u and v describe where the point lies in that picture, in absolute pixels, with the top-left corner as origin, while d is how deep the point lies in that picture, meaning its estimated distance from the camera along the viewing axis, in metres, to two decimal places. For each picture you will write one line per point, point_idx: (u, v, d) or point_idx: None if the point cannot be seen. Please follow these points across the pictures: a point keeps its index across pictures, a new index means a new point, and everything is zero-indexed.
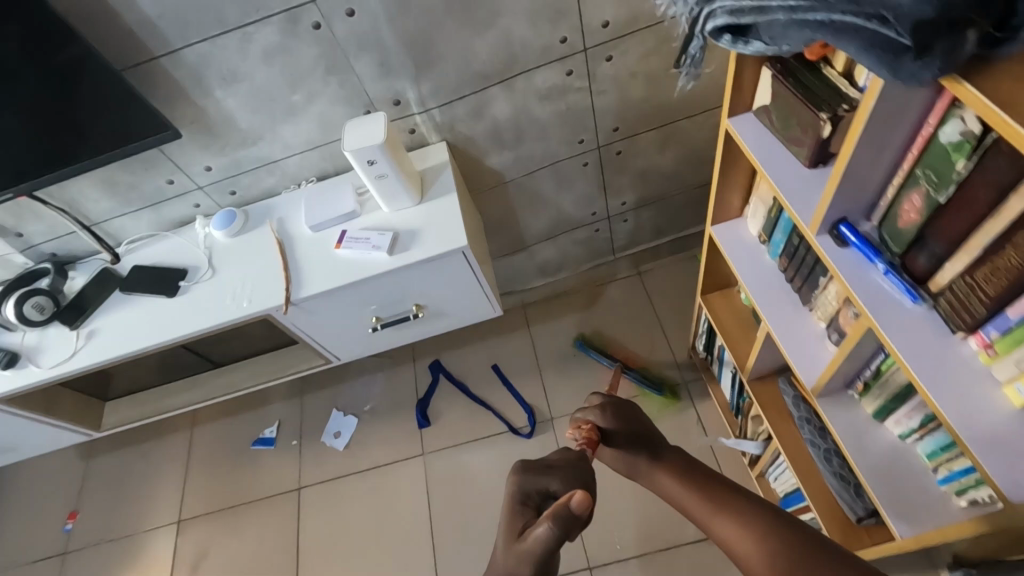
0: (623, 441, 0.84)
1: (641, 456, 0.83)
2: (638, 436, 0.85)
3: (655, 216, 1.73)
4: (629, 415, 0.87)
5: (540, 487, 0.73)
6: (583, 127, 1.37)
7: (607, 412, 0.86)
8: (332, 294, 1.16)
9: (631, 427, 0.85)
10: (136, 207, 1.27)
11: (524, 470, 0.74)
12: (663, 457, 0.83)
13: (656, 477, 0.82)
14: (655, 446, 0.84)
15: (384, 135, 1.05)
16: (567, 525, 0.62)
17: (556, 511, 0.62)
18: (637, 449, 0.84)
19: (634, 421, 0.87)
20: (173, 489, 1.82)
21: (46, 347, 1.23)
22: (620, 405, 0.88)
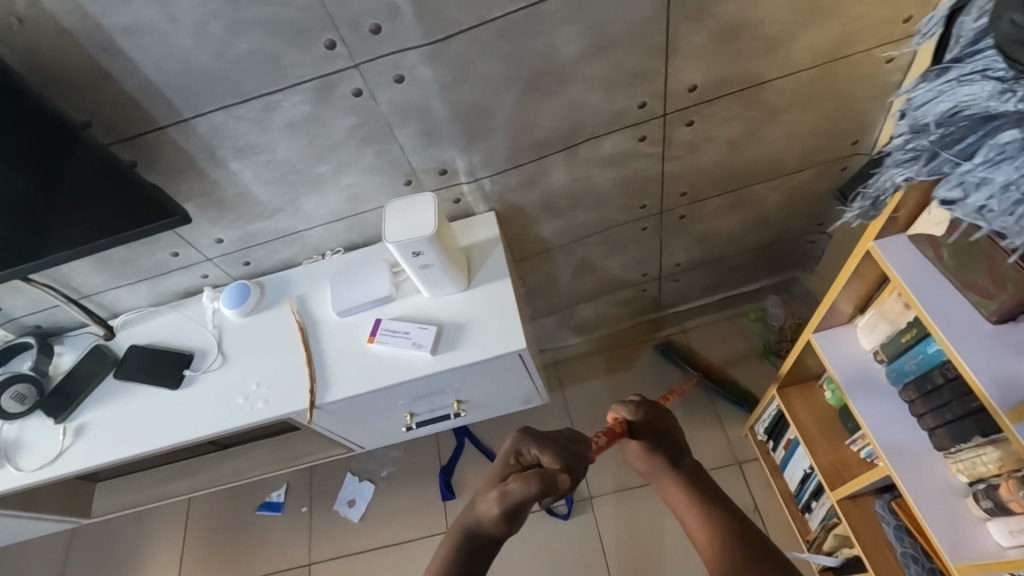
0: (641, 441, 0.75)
1: (658, 452, 0.74)
2: (662, 438, 0.76)
3: (709, 276, 1.57)
4: (662, 421, 0.78)
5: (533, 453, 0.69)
6: (647, 193, 1.20)
7: (641, 411, 0.78)
8: (363, 397, 0.99)
9: (658, 430, 0.76)
10: (133, 280, 1.11)
11: (523, 433, 0.71)
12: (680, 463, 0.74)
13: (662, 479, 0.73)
14: (677, 451, 0.75)
15: (434, 225, 0.89)
16: (544, 490, 0.63)
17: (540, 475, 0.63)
18: (654, 447, 0.75)
19: (664, 424, 0.77)
20: (170, 557, 1.66)
21: (27, 444, 1.06)
22: (655, 406, 0.79)
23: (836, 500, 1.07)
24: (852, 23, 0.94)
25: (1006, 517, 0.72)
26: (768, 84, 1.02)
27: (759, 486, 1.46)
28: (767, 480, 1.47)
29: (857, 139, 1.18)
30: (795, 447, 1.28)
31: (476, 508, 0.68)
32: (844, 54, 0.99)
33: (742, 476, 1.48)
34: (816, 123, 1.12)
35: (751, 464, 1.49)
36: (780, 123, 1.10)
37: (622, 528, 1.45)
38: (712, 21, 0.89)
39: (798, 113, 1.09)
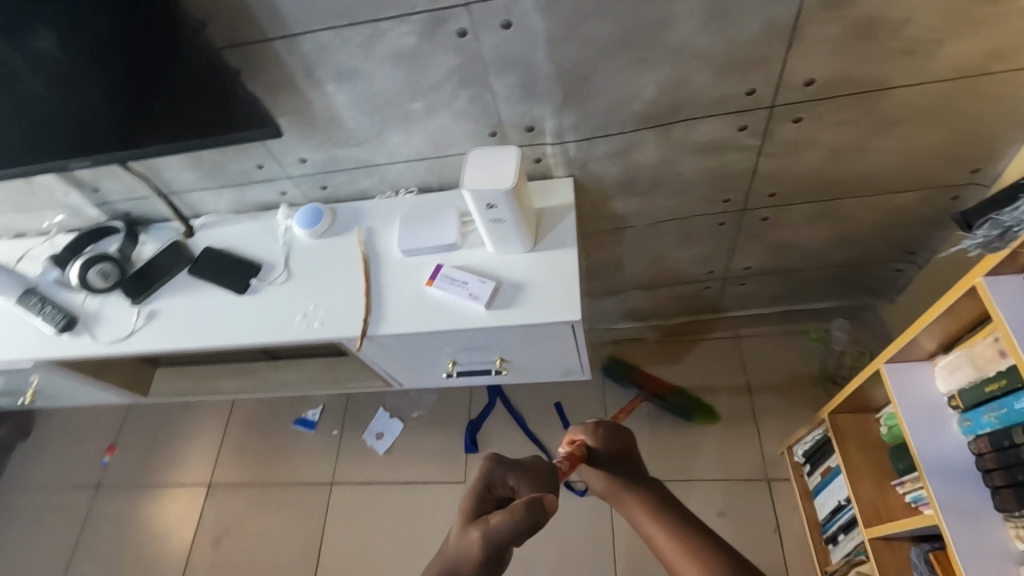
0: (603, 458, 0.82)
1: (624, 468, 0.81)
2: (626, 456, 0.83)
3: (778, 286, 1.50)
4: (623, 443, 0.84)
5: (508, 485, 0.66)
6: (733, 187, 1.14)
7: (601, 432, 0.84)
8: (413, 337, 1.00)
9: (624, 448, 0.83)
10: (218, 184, 1.15)
11: (495, 462, 0.67)
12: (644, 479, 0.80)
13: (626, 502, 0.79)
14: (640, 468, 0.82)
15: (514, 179, 0.87)
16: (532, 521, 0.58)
17: (525, 502, 0.58)
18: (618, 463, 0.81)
19: (626, 443, 0.84)
20: (208, 448, 1.79)
21: (105, 318, 1.14)
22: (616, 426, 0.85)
23: (868, 538, 1.02)
24: (1008, 36, 0.85)
25: None
26: (894, 91, 0.94)
27: (786, 507, 1.42)
28: (795, 503, 1.42)
29: (978, 167, 1.08)
30: (834, 476, 1.23)
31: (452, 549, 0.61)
32: (989, 70, 0.90)
33: (770, 494, 1.44)
34: (938, 143, 1.03)
35: (782, 483, 1.45)
36: (898, 136, 1.02)
37: None
38: (849, 13, 0.82)
39: (921, 128, 1.00)
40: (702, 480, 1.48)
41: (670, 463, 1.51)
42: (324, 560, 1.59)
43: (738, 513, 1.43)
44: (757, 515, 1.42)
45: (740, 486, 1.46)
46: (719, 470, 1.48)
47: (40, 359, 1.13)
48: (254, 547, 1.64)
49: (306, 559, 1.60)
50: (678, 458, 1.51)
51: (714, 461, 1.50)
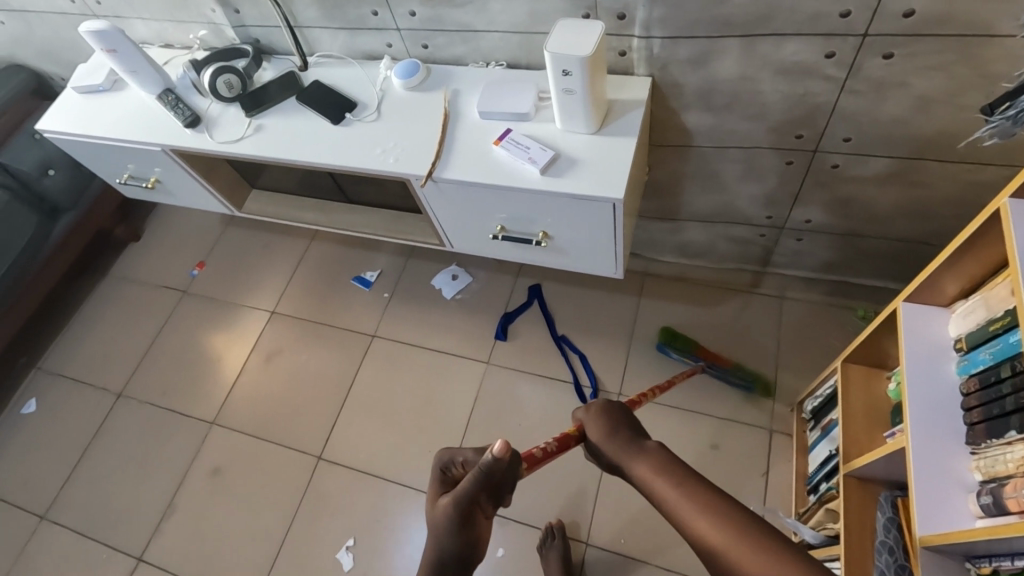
0: (598, 446, 0.87)
1: (629, 451, 0.84)
2: (625, 425, 0.88)
3: (833, 249, 1.49)
4: (615, 420, 0.89)
5: (461, 463, 0.82)
6: (807, 122, 1.14)
7: (597, 411, 0.90)
8: (470, 187, 1.12)
9: (620, 422, 0.88)
10: (337, 25, 1.29)
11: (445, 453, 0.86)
12: (646, 451, 0.83)
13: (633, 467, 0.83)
14: (643, 438, 0.86)
15: (593, 48, 0.94)
16: (498, 474, 0.72)
17: (484, 467, 0.71)
18: (616, 437, 0.86)
19: (619, 414, 0.89)
20: (278, 282, 2.04)
21: (222, 122, 1.33)
22: (608, 405, 0.90)
23: (842, 474, 1.07)
24: None
25: (1001, 515, 0.72)
26: (997, 41, 0.91)
27: (779, 458, 1.46)
28: (791, 455, 1.46)
29: None
30: (831, 429, 1.26)
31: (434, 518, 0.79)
32: None
33: (769, 441, 1.49)
34: None
35: (782, 437, 1.49)
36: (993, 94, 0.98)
37: None
38: None
39: None
40: (707, 414, 1.54)
41: (679, 393, 1.59)
42: (351, 398, 1.79)
43: (731, 450, 1.49)
44: (749, 459, 1.48)
45: (742, 428, 1.52)
46: (724, 409, 1.54)
47: (166, 145, 1.35)
48: (296, 371, 1.86)
49: (337, 392, 1.80)
50: (688, 390, 1.58)
51: (723, 401, 1.55)
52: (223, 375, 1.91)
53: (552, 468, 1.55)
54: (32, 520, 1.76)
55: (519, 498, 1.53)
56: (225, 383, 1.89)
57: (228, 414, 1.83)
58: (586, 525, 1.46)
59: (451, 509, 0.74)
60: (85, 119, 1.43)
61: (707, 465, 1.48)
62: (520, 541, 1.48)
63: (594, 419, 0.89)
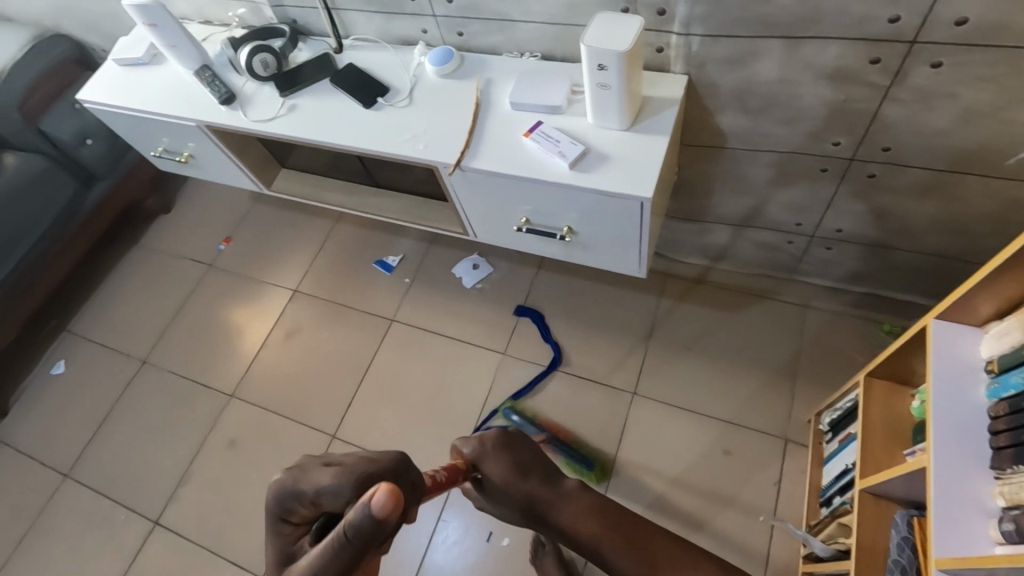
0: (502, 481, 0.95)
1: (544, 489, 0.95)
2: (524, 463, 0.97)
3: (863, 260, 1.46)
4: (519, 456, 0.98)
5: (314, 500, 0.63)
6: (846, 130, 1.12)
7: (498, 448, 0.98)
8: (498, 178, 1.11)
9: (522, 459, 0.98)
10: (373, 9, 1.29)
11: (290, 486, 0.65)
12: (555, 489, 0.95)
13: (542, 502, 0.93)
14: (546, 475, 0.97)
15: (630, 43, 0.93)
16: (368, 533, 0.55)
17: (350, 528, 0.55)
18: (525, 476, 0.95)
19: (520, 451, 0.98)
20: (302, 261, 2.07)
21: (256, 101, 1.34)
22: (504, 436, 1.00)
23: (858, 490, 1.05)
24: None
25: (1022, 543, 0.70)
26: None
27: (792, 469, 1.45)
28: (804, 466, 1.44)
29: None
30: (851, 442, 1.24)
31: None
32: None
33: (783, 450, 1.47)
34: None
35: (797, 447, 1.47)
36: None
37: (646, 432, 1.55)
38: None
39: None
40: (721, 419, 1.53)
41: (694, 396, 1.57)
42: (367, 380, 1.81)
43: (744, 456, 1.48)
44: (762, 466, 1.46)
45: (756, 435, 1.50)
46: (739, 415, 1.53)
47: (201, 121, 1.37)
48: (315, 350, 1.89)
49: (353, 373, 1.83)
50: (702, 394, 1.57)
51: (738, 407, 1.54)
52: (244, 349, 1.94)
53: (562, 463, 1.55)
54: (56, 478, 1.83)
55: None
56: (246, 357, 1.93)
57: (247, 387, 1.87)
58: None
59: None
60: (124, 90, 1.46)
61: (718, 470, 1.48)
62: (525, 532, 1.49)
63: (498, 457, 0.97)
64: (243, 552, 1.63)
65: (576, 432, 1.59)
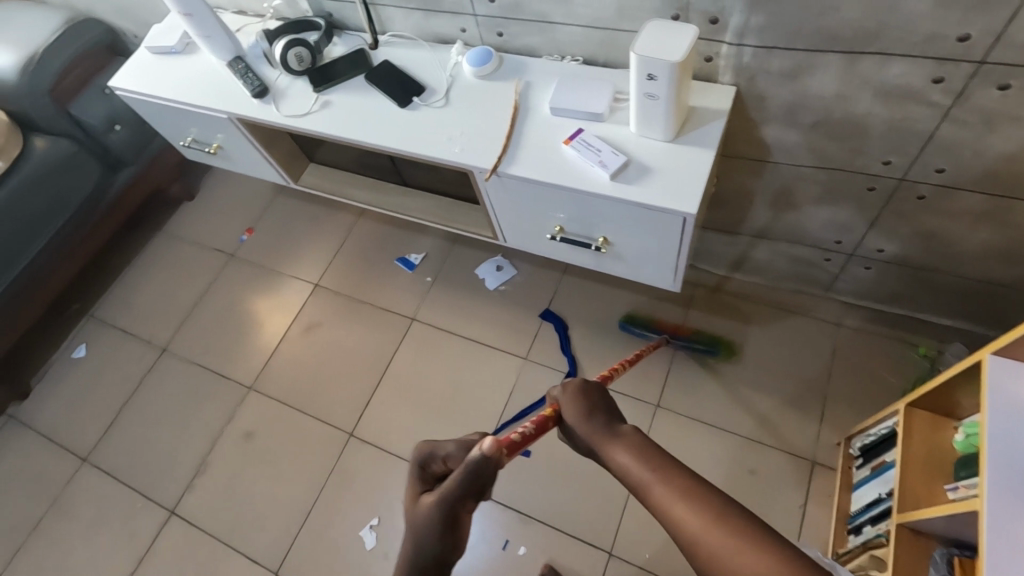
0: (574, 427, 0.84)
1: (605, 439, 0.80)
2: (604, 411, 0.84)
3: (903, 281, 1.41)
4: (593, 402, 0.85)
5: (444, 459, 0.75)
6: (899, 149, 1.07)
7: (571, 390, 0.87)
8: (535, 185, 1.08)
9: (598, 405, 0.85)
10: (411, 6, 1.26)
11: (424, 445, 0.78)
12: (624, 438, 0.79)
13: (608, 448, 0.79)
14: (620, 424, 0.82)
15: (684, 53, 0.89)
16: (484, 475, 0.66)
17: (466, 470, 0.66)
18: (593, 419, 0.83)
19: (596, 397, 0.86)
20: (324, 254, 2.05)
21: (289, 95, 1.32)
22: (583, 381, 0.88)
23: (895, 524, 1.02)
24: None
25: None
26: None
27: (818, 492, 1.41)
28: (832, 490, 1.41)
29: None
30: (884, 470, 1.20)
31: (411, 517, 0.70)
32: None
33: (810, 472, 1.44)
34: None
35: (825, 469, 1.43)
36: None
37: (670, 446, 1.52)
38: None
39: None
40: (746, 437, 1.50)
41: (720, 412, 1.54)
42: (386, 378, 1.79)
43: (769, 475, 1.45)
44: (787, 488, 1.43)
45: (783, 456, 1.47)
46: (766, 434, 1.50)
47: (233, 114, 1.35)
48: (334, 345, 1.88)
49: (372, 371, 1.81)
50: (728, 410, 1.54)
51: (765, 426, 1.51)
52: (264, 342, 1.93)
53: (582, 473, 1.53)
54: (74, 462, 1.83)
55: (546, 497, 1.52)
56: (266, 349, 1.92)
57: (266, 380, 1.87)
58: (611, 535, 1.45)
59: (435, 511, 0.67)
60: (156, 78, 1.44)
61: (742, 489, 1.45)
62: (543, 542, 1.47)
63: (569, 398, 0.86)
64: (258, 546, 1.62)
65: None
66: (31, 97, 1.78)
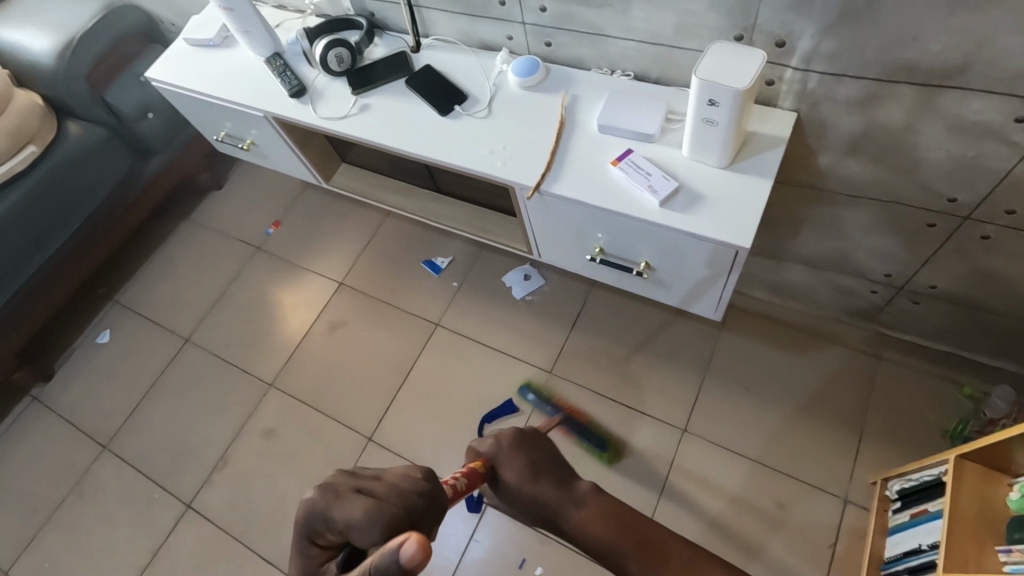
0: (520, 487, 0.99)
1: (556, 493, 0.97)
2: (544, 465, 1.02)
3: (954, 319, 1.35)
4: (535, 462, 1.01)
5: (340, 528, 0.66)
6: (967, 187, 1.01)
7: (514, 455, 1.02)
8: (579, 206, 1.04)
9: (538, 463, 1.02)
10: (457, 10, 1.22)
11: (309, 509, 0.68)
12: (571, 493, 0.98)
13: (558, 507, 0.96)
14: (563, 478, 1.00)
15: (749, 82, 0.84)
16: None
17: (376, 571, 0.57)
18: (537, 477, 0.99)
19: (535, 456, 1.03)
20: (350, 252, 2.03)
21: (327, 96, 1.29)
22: (523, 444, 1.04)
23: None
24: None
25: None
26: None
27: (849, 532, 1.36)
28: (864, 532, 1.36)
29: None
30: (927, 519, 1.16)
31: None
32: None
33: (841, 510, 1.39)
34: None
35: (857, 509, 1.38)
36: None
37: (695, 473, 1.48)
38: None
39: None
40: (776, 469, 1.45)
41: (750, 441, 1.49)
42: (407, 383, 1.77)
43: (797, 511, 1.40)
44: (816, 525, 1.38)
45: (813, 491, 1.42)
46: (796, 467, 1.45)
47: (270, 112, 1.32)
48: (356, 346, 1.86)
49: (393, 375, 1.79)
50: (758, 439, 1.49)
51: (796, 459, 1.46)
52: (286, 338, 1.92)
53: None
54: (95, 448, 1.84)
55: None
56: (288, 347, 1.91)
57: (287, 378, 1.85)
58: None
59: None
60: (194, 71, 1.42)
61: (768, 523, 1.40)
62: (559, 564, 1.44)
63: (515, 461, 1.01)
64: (271, 546, 1.62)
65: (622, 464, 1.53)
66: (66, 84, 1.76)
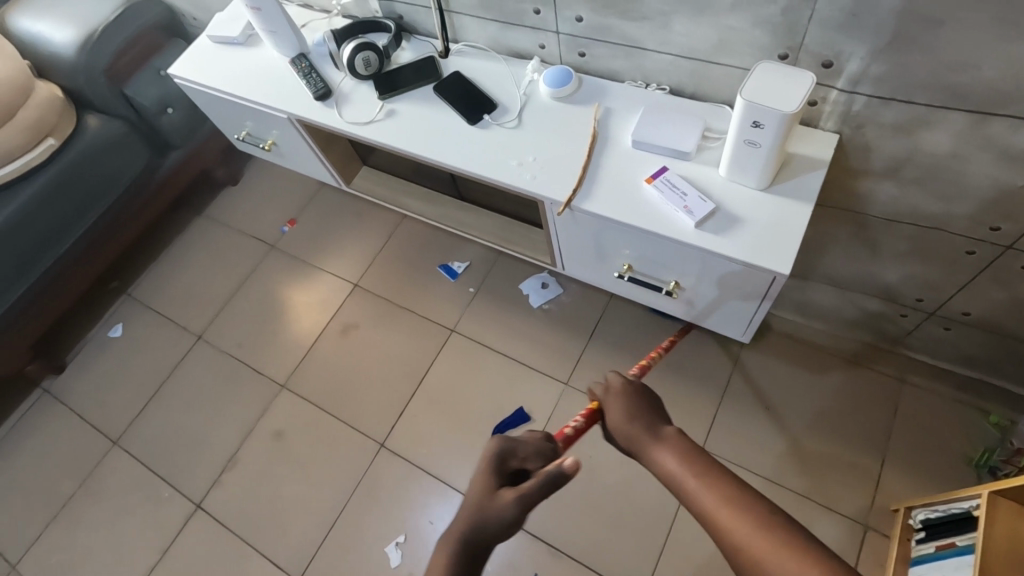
0: (617, 427, 0.84)
1: (647, 437, 0.80)
2: (649, 410, 0.84)
3: (983, 346, 1.32)
4: (638, 405, 0.85)
5: (521, 458, 0.79)
6: (1013, 216, 0.98)
7: (615, 391, 0.87)
8: (611, 223, 1.02)
9: (642, 406, 0.84)
10: (489, 17, 1.19)
11: (500, 441, 0.80)
12: (667, 441, 0.79)
13: (649, 451, 0.79)
14: (663, 426, 0.82)
15: (798, 104, 0.82)
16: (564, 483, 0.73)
17: (551, 476, 0.72)
18: (636, 419, 0.83)
19: (643, 398, 0.86)
20: (365, 254, 2.01)
21: (353, 99, 1.27)
22: (630, 381, 0.87)
23: None
24: None
25: None
26: None
27: (869, 559, 1.34)
28: (885, 560, 1.33)
29: None
30: (954, 554, 1.13)
31: (485, 510, 0.74)
32: None
33: (861, 537, 1.36)
34: None
35: (878, 536, 1.36)
36: None
37: None
38: None
39: None
40: (795, 492, 1.43)
41: (769, 462, 1.47)
42: (421, 389, 1.75)
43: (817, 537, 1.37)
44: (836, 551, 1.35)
45: (833, 517, 1.39)
46: (816, 491, 1.42)
47: (294, 114, 1.30)
48: (369, 349, 1.84)
49: (407, 380, 1.77)
50: (778, 460, 1.47)
51: (816, 482, 1.43)
52: (299, 339, 1.90)
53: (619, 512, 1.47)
54: (105, 444, 1.83)
55: (580, 533, 1.47)
56: (301, 348, 1.89)
57: (299, 379, 1.84)
58: None
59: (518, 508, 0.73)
60: (218, 70, 1.40)
61: None
62: None
63: (613, 396, 0.86)
64: (281, 550, 1.60)
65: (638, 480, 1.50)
66: (87, 76, 1.75)
